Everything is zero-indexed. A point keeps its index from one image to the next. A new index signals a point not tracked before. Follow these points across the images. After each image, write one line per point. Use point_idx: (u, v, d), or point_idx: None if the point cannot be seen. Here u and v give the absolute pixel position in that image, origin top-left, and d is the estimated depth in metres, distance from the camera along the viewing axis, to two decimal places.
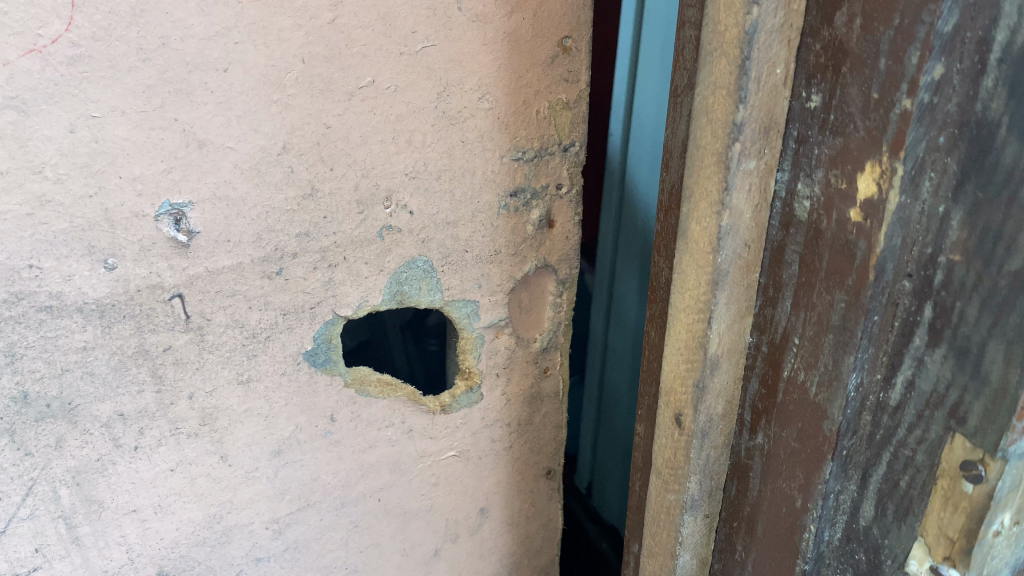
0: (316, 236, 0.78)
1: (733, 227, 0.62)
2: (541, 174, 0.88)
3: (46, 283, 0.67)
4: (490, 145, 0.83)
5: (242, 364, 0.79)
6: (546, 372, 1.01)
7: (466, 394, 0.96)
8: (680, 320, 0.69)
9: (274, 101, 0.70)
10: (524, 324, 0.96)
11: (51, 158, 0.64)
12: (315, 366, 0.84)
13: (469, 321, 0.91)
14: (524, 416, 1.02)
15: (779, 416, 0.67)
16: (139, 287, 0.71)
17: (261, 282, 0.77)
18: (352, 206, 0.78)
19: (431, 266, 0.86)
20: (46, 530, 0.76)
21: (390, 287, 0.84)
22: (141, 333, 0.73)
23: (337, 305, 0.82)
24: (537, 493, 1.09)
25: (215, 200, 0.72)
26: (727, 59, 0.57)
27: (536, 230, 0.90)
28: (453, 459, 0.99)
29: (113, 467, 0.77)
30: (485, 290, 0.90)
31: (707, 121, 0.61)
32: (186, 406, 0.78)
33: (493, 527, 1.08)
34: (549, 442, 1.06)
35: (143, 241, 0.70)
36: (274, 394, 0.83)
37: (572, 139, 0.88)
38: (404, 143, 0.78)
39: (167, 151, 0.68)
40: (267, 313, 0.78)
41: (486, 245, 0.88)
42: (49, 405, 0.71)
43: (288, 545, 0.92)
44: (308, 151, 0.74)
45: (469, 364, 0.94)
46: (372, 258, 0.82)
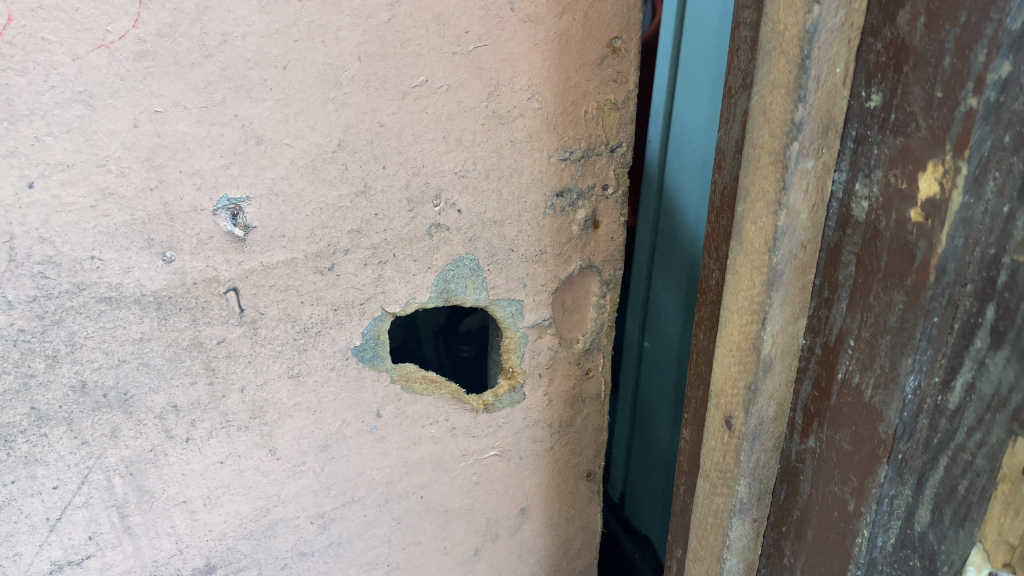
0: (366, 232, 0.78)
1: (789, 226, 0.62)
2: (587, 175, 0.88)
3: (106, 274, 0.68)
4: (538, 145, 0.84)
5: (292, 358, 0.80)
6: (588, 374, 1.01)
7: (509, 393, 0.96)
8: (732, 321, 0.69)
9: (330, 99, 0.71)
10: (567, 324, 0.96)
11: (115, 152, 0.65)
12: (363, 362, 0.85)
13: (512, 321, 0.92)
14: (566, 416, 1.02)
15: (832, 419, 0.67)
16: (196, 280, 0.72)
17: (313, 277, 0.77)
18: (402, 204, 0.79)
19: (478, 265, 0.86)
20: (100, 519, 0.77)
21: (437, 285, 0.85)
22: (196, 325, 0.74)
23: (385, 302, 0.83)
24: (576, 495, 1.09)
25: (271, 195, 0.72)
26: (787, 58, 0.57)
27: (581, 231, 0.91)
28: (495, 459, 0.99)
29: (165, 458, 0.78)
30: (529, 289, 0.91)
31: (765, 120, 0.61)
32: (237, 399, 0.79)
33: (534, 528, 1.08)
34: (590, 444, 1.06)
35: (201, 235, 0.71)
36: (323, 388, 0.84)
37: (619, 140, 0.88)
38: (455, 142, 0.79)
39: (226, 146, 0.69)
40: (318, 309, 0.79)
41: (532, 244, 0.88)
42: (106, 395, 0.72)
43: (332, 541, 0.92)
44: (362, 149, 0.75)
45: (512, 363, 0.95)
46: (420, 256, 0.82)
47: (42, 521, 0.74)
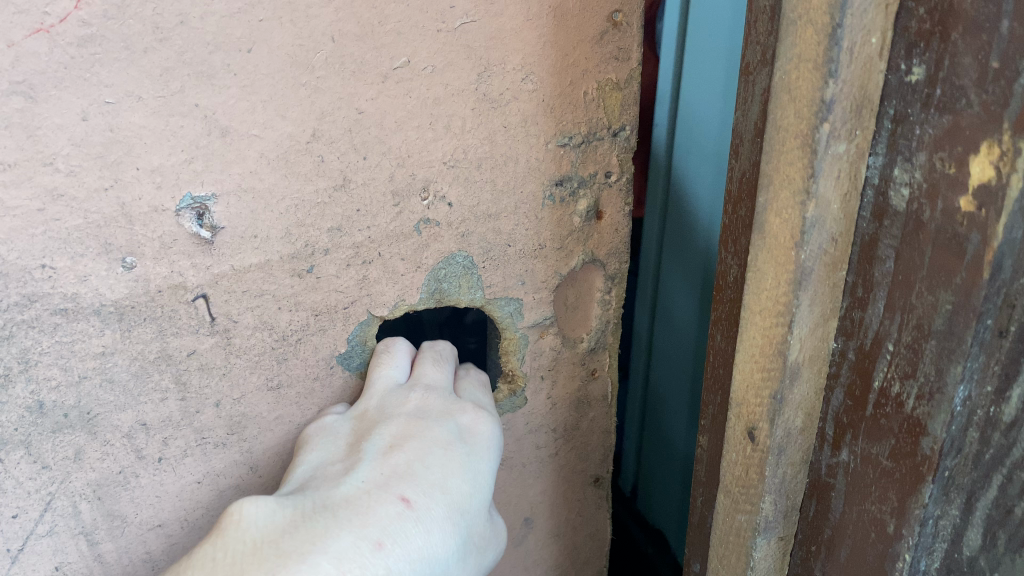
0: (348, 231, 0.72)
1: (819, 218, 0.55)
2: (588, 162, 0.81)
3: (60, 284, 0.62)
4: (535, 130, 0.77)
5: (270, 369, 0.74)
6: (593, 375, 0.94)
7: (509, 398, 0.89)
8: (754, 324, 0.62)
9: (302, 84, 0.64)
10: (569, 323, 0.90)
11: (63, 149, 0.58)
12: (349, 370, 0.78)
13: (511, 322, 0.85)
14: (571, 421, 0.95)
15: (869, 432, 0.60)
16: (160, 288, 0.65)
17: (290, 281, 0.71)
18: (386, 198, 0.72)
19: (472, 262, 0.79)
20: (67, 548, 0.71)
21: (428, 285, 0.78)
22: (163, 337, 0.67)
23: (372, 305, 0.76)
24: (583, 502, 1.03)
25: (241, 192, 0.66)
26: (816, 28, 0.50)
27: (583, 223, 0.84)
28: (497, 468, 0.93)
29: (137, 480, 0.72)
30: (529, 287, 0.84)
31: (790, 99, 0.54)
32: (213, 414, 0.73)
33: (539, 539, 1.01)
34: (597, 449, 1.00)
35: (164, 238, 0.64)
36: (306, 400, 0.77)
37: (622, 123, 0.81)
38: (442, 129, 0.72)
39: (188, 140, 0.62)
40: (297, 315, 0.73)
41: (530, 238, 0.81)
42: (67, 415, 0.66)
43: None
44: (339, 139, 0.68)
45: (513, 366, 0.88)
46: (408, 255, 0.76)
47: (3, 552, 0.68)
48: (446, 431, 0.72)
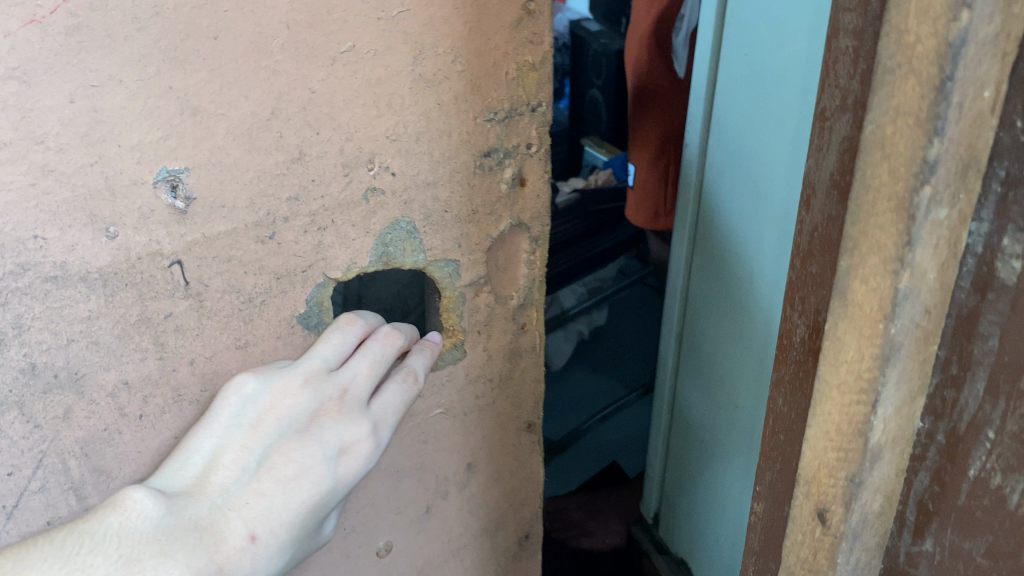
0: (304, 198, 0.79)
1: (911, 289, 0.52)
2: (512, 135, 0.89)
3: (51, 253, 0.68)
4: (464, 108, 0.84)
5: (238, 328, 0.80)
6: (523, 328, 1.02)
7: (451, 350, 0.97)
8: (829, 399, 0.59)
9: (261, 68, 0.71)
10: (502, 282, 0.98)
11: (53, 129, 0.65)
12: (308, 328, 0.85)
13: (450, 283, 0.92)
14: (505, 371, 1.04)
15: (960, 520, 0.60)
16: (140, 255, 0.72)
17: (254, 247, 0.78)
18: (336, 169, 0.79)
19: (414, 226, 0.87)
20: (58, 503, 0.78)
21: (376, 249, 0.86)
22: (143, 300, 0.74)
23: (327, 268, 0.83)
24: (519, 447, 1.13)
25: (210, 166, 0.72)
26: (919, 81, 0.45)
27: (509, 190, 0.91)
28: (442, 417, 1.01)
29: (119, 436, 0.79)
30: (464, 249, 0.91)
31: (883, 156, 0.48)
32: (188, 371, 0.80)
33: (481, 482, 1.12)
34: (530, 397, 1.09)
35: (143, 209, 0.71)
36: (272, 358, 0.84)
37: (541, 99, 0.89)
38: (384, 106, 0.79)
39: (163, 119, 0.69)
40: (261, 278, 0.80)
41: (464, 204, 0.89)
42: (57, 375, 0.72)
43: None
44: (295, 116, 0.75)
45: (453, 322, 0.95)
46: (357, 221, 0.83)
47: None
48: (322, 460, 0.77)
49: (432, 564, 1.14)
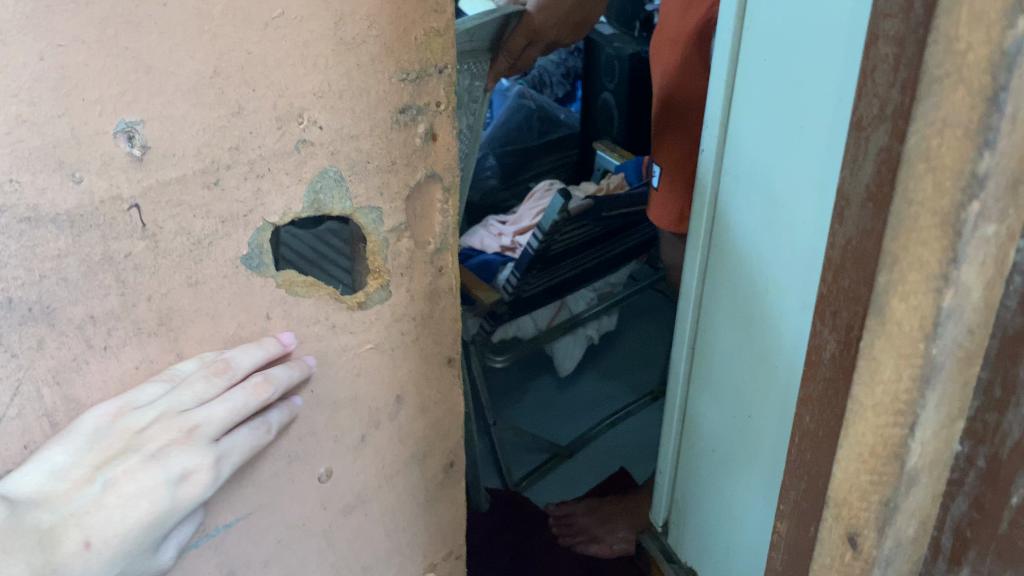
0: (243, 149, 0.88)
1: (954, 309, 0.53)
2: (422, 94, 1.01)
3: (24, 196, 0.76)
4: (380, 68, 0.95)
5: (188, 267, 0.90)
6: (441, 270, 1.17)
7: (379, 290, 1.11)
8: (863, 424, 0.59)
9: (205, 30, 0.80)
10: (419, 229, 1.11)
11: (25, 83, 0.72)
12: (250, 268, 0.95)
13: (373, 229, 1.05)
14: (426, 309, 1.18)
15: (1001, 553, 0.61)
16: (103, 199, 0.80)
17: (202, 192, 0.87)
18: (271, 122, 0.89)
19: (341, 175, 0.98)
20: (33, 428, 0.86)
21: (308, 196, 0.96)
22: (106, 241, 0.82)
23: (265, 213, 0.94)
24: (442, 380, 1.28)
25: (162, 119, 0.81)
26: (970, 88, 0.45)
27: (423, 143, 1.05)
28: (372, 352, 1.15)
29: (87, 366, 0.87)
30: (386, 197, 1.04)
31: (927, 167, 0.48)
32: (145, 307, 0.88)
33: (409, 412, 1.27)
34: (448, 334, 1.24)
35: (104, 157, 0.79)
36: (218, 294, 0.94)
37: (445, 63, 1.02)
38: (311, 66, 0.89)
39: (121, 76, 0.77)
40: (208, 221, 0.89)
41: (384, 156, 1.01)
42: (31, 308, 0.80)
43: None
44: (234, 74, 0.84)
45: (378, 264, 1.09)
46: (290, 169, 0.93)
47: None
48: (163, 484, 0.86)
49: (368, 490, 1.28)
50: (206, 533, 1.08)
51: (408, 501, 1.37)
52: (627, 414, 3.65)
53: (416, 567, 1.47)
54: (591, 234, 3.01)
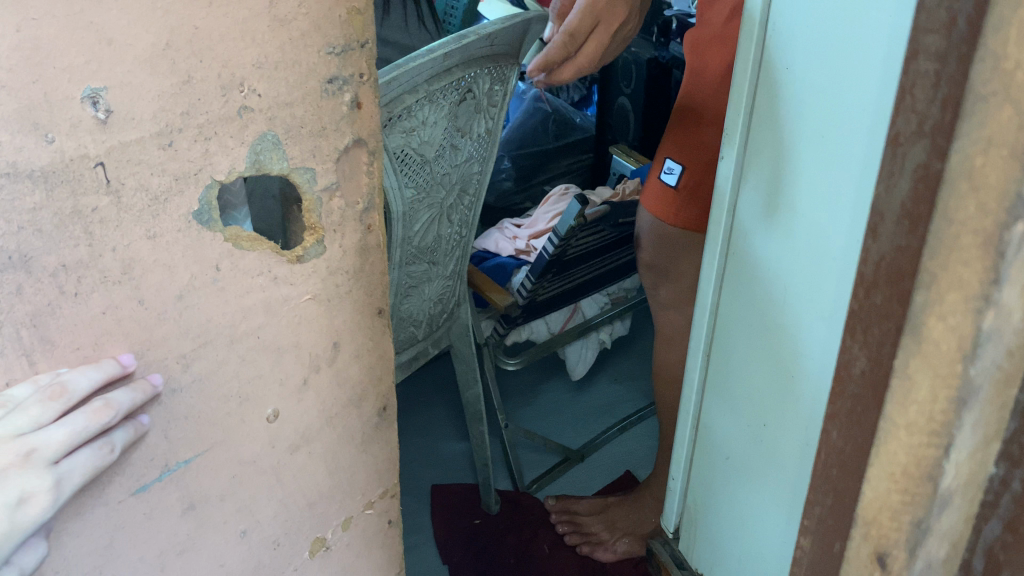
0: (193, 114, 0.97)
1: (994, 331, 0.57)
2: (348, 65, 1.13)
3: (3, 153, 0.83)
4: (309, 43, 1.07)
5: (147, 223, 0.97)
6: (369, 228, 1.26)
7: (315, 245, 1.19)
8: (896, 438, 0.63)
9: (159, 7, 0.90)
10: (350, 190, 1.21)
11: (5, 51, 0.80)
12: (202, 224, 1.03)
13: (308, 187, 1.14)
14: (357, 264, 1.27)
15: None
16: (72, 158, 0.88)
17: (158, 152, 0.95)
18: (216, 91, 0.98)
19: (278, 137, 1.08)
20: (13, 367, 0.92)
21: (249, 157, 1.05)
22: (75, 196, 0.90)
23: (213, 173, 1.02)
24: (374, 330, 1.35)
25: (122, 87, 0.90)
26: (1016, 108, 0.51)
27: (349, 110, 1.16)
28: (310, 302, 1.22)
29: (61, 310, 0.93)
30: (318, 159, 1.14)
31: (970, 186, 0.54)
32: (111, 257, 0.95)
33: (347, 357, 1.33)
34: (378, 285, 1.32)
35: (73, 121, 0.87)
36: (173, 247, 1.01)
37: (366, 38, 1.14)
38: (250, 41, 1.00)
39: (87, 47, 0.86)
40: (163, 179, 0.97)
41: (315, 121, 1.12)
42: (10, 257, 0.87)
43: (194, 378, 1.10)
44: (184, 48, 0.94)
45: (313, 219, 1.17)
46: (234, 134, 1.02)
47: None
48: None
49: (311, 430, 1.32)
50: (167, 467, 1.12)
51: (346, 445, 1.40)
52: (638, 418, 3.82)
53: (353, 507, 1.48)
54: (609, 238, 3.13)
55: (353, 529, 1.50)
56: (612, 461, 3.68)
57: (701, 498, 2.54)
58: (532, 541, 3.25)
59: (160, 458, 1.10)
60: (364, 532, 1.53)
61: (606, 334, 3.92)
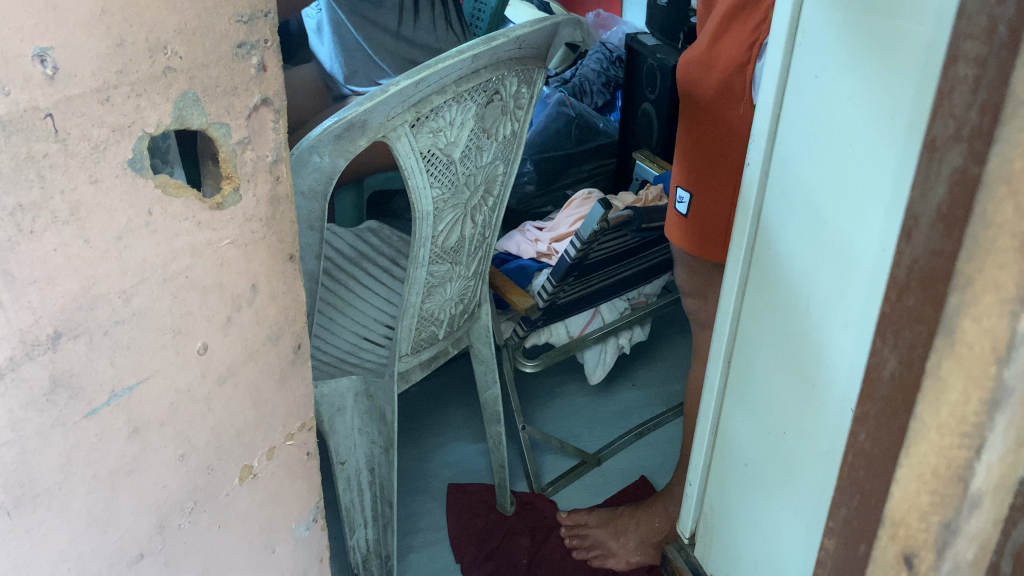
0: (126, 72, 1.02)
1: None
2: (254, 32, 1.20)
3: None
4: (223, 11, 1.13)
5: (89, 167, 1.01)
6: (277, 180, 1.33)
7: (234, 192, 1.24)
8: (927, 442, 0.74)
9: None
10: (259, 144, 1.27)
11: None
12: (136, 172, 1.07)
13: (225, 141, 1.20)
14: (268, 213, 1.33)
15: None
16: (26, 108, 0.91)
17: (98, 106, 0.99)
18: (145, 52, 1.03)
19: (198, 96, 1.13)
20: None
21: (174, 112, 1.10)
22: (29, 142, 0.92)
23: (145, 125, 1.07)
24: (285, 274, 1.41)
25: (66, 46, 0.94)
26: None
27: (255, 72, 1.22)
28: (229, 246, 1.27)
29: (19, 245, 0.95)
30: (231, 116, 1.20)
31: (1009, 186, 0.63)
32: (59, 199, 0.98)
33: (264, 297, 1.38)
34: (289, 232, 1.39)
35: (26, 76, 0.90)
36: (111, 190, 1.05)
37: (269, 8, 1.22)
38: (172, 7, 1.05)
39: (37, 9, 0.90)
40: (102, 130, 1.01)
41: (227, 81, 1.18)
42: None
43: (134, 313, 1.14)
44: (116, 13, 0.98)
45: (230, 169, 1.23)
46: (160, 91, 1.07)
47: None
48: None
49: (236, 362, 1.36)
50: (115, 393, 1.15)
51: (266, 378, 1.46)
52: (655, 424, 3.86)
53: (276, 436, 1.54)
54: (631, 242, 3.12)
55: (277, 460, 1.56)
56: (627, 465, 3.70)
57: (717, 506, 2.57)
58: (545, 544, 3.28)
59: (108, 383, 1.13)
60: (286, 462, 1.59)
61: (626, 339, 3.86)
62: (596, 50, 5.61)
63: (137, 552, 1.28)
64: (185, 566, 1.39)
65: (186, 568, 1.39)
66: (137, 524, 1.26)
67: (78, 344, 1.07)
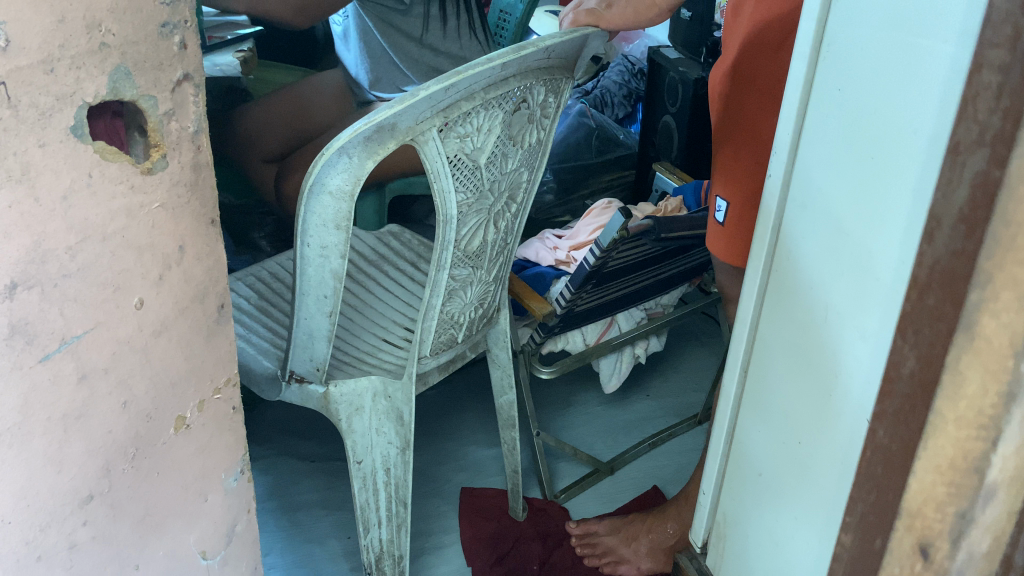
0: (67, 47, 1.02)
1: None
2: (176, 11, 1.19)
3: None
4: None
5: (38, 132, 1.01)
6: (199, 148, 1.31)
7: (162, 158, 1.23)
8: (944, 434, 0.84)
9: None
10: (182, 115, 1.25)
11: None
12: (77, 136, 1.08)
13: (152, 113, 1.19)
14: (190, 180, 1.30)
15: None
16: None
17: (44, 77, 1.00)
18: (82, 29, 1.03)
19: (128, 70, 1.13)
20: None
21: (109, 86, 1.10)
22: None
23: (84, 96, 1.07)
24: (207, 237, 1.39)
25: (16, 21, 0.95)
26: None
27: (178, 50, 1.21)
28: (158, 209, 1.26)
29: None
30: (157, 90, 1.19)
31: None
32: (13, 160, 0.99)
33: (192, 257, 1.36)
34: (209, 197, 1.37)
35: None
36: (57, 152, 1.05)
37: None
38: None
39: None
40: (48, 99, 1.01)
41: (154, 58, 1.17)
42: None
43: (79, 267, 1.14)
44: None
45: (157, 138, 1.22)
46: (96, 64, 1.07)
47: None
48: None
49: (167, 320, 1.34)
50: (65, 340, 1.15)
51: (195, 334, 1.43)
52: (670, 435, 3.90)
53: (205, 389, 1.51)
54: (651, 253, 3.16)
55: (207, 412, 1.53)
56: (641, 473, 3.75)
57: (731, 513, 2.62)
58: (557, 551, 3.34)
59: (59, 330, 1.13)
60: (215, 414, 1.56)
61: (642, 350, 3.89)
62: (620, 63, 5.74)
63: (88, 493, 1.28)
64: (129, 511, 1.38)
65: (129, 512, 1.38)
66: (87, 466, 1.25)
67: (32, 295, 1.08)
